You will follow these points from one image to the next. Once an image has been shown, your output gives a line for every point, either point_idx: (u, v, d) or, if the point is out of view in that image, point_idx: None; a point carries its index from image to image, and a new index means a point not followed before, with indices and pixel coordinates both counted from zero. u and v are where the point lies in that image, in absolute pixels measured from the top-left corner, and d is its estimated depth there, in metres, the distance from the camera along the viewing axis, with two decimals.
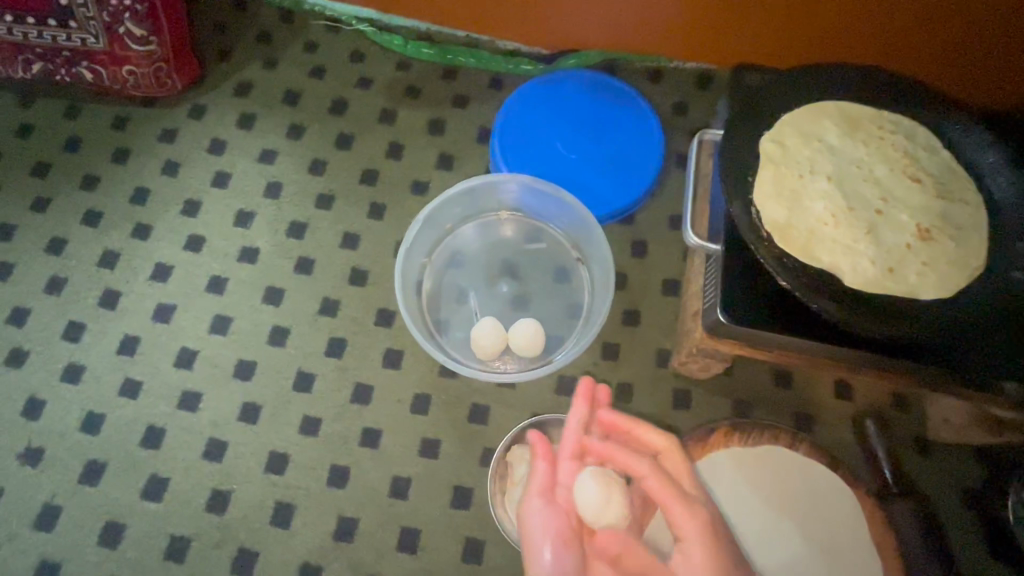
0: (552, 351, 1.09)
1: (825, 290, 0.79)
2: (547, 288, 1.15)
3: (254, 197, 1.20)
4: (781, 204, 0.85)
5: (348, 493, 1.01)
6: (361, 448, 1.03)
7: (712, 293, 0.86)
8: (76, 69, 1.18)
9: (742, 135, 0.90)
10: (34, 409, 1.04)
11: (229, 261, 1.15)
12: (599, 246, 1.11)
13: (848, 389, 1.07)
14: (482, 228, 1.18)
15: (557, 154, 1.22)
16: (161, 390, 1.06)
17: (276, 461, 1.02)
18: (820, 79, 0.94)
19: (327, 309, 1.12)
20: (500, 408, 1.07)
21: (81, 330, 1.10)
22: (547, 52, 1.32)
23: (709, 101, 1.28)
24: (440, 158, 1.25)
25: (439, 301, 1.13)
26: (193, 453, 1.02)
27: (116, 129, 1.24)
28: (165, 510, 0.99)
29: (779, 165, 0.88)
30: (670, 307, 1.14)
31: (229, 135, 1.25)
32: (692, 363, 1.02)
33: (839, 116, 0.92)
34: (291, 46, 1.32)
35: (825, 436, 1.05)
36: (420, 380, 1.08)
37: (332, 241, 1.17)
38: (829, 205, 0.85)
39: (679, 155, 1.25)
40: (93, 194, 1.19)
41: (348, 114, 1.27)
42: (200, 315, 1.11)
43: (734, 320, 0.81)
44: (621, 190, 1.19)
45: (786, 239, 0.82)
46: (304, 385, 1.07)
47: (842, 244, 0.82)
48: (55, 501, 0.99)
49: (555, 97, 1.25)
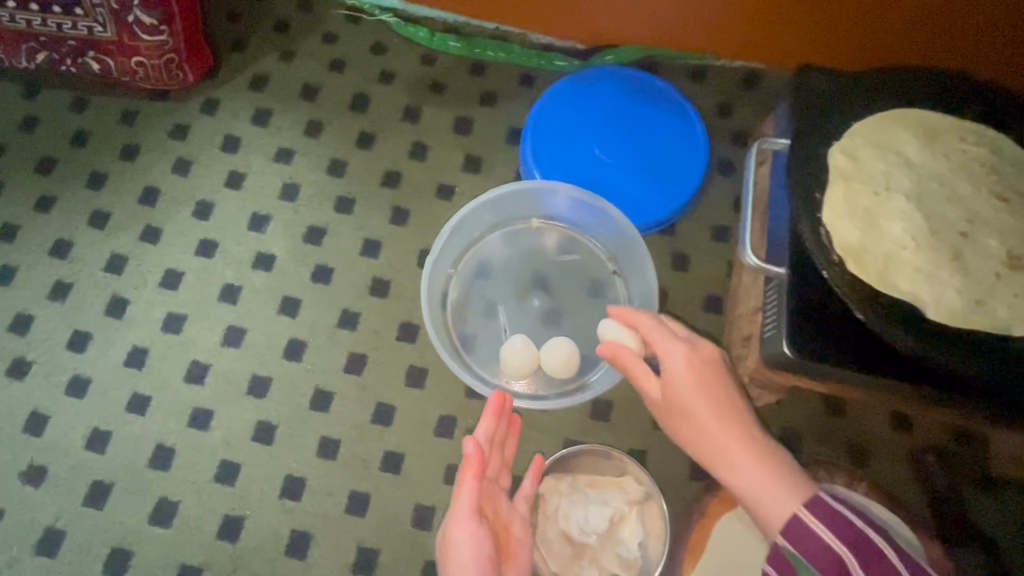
0: (586, 372, 1.02)
1: (904, 323, 0.71)
2: (581, 303, 1.07)
3: (270, 199, 1.13)
4: (855, 224, 0.76)
5: (368, 522, 0.95)
6: (382, 474, 0.97)
7: (775, 321, 0.79)
8: (83, 59, 1.11)
9: (809, 146, 0.82)
10: (38, 424, 0.99)
11: (243, 268, 1.08)
12: (639, 260, 1.03)
13: (906, 420, 0.99)
14: (511, 236, 1.10)
15: (593, 159, 1.13)
16: (170, 406, 1.00)
17: (292, 485, 0.96)
18: (896, 84, 0.85)
19: (347, 322, 1.05)
20: (530, 432, 1.00)
21: (87, 340, 1.04)
22: (582, 47, 1.22)
23: (757, 103, 1.19)
24: (467, 160, 1.17)
25: (465, 314, 1.06)
26: (204, 475, 0.96)
27: (124, 124, 1.17)
28: (175, 536, 0.93)
29: (852, 181, 0.79)
30: (712, 327, 1.07)
31: (243, 132, 1.17)
32: (741, 390, 0.94)
33: (917, 125, 0.83)
34: (309, 36, 1.24)
35: (882, 472, 0.97)
36: (445, 400, 1.01)
37: (352, 248, 1.10)
38: (907, 227, 0.77)
39: (723, 161, 1.17)
40: (99, 193, 1.13)
41: (369, 111, 1.19)
42: (211, 325, 1.05)
43: (802, 355, 0.74)
44: (662, 198, 1.10)
45: (861, 264, 0.74)
46: (321, 403, 1.00)
47: (923, 272, 0.74)
48: (59, 524, 0.94)
49: (592, 96, 1.15)
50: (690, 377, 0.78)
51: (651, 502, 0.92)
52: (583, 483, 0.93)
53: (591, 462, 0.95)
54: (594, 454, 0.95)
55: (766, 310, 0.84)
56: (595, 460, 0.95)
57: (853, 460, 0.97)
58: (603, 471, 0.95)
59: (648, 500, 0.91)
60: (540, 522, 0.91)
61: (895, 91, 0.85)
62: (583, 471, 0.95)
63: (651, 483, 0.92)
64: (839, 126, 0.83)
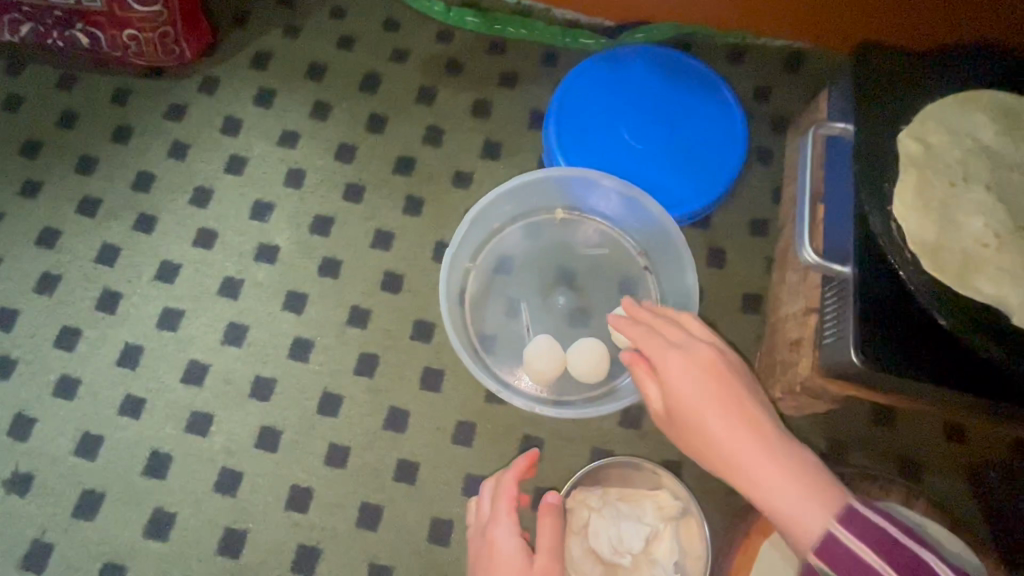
0: (616, 376, 0.94)
1: (987, 331, 0.64)
2: (609, 302, 0.99)
3: (273, 186, 1.05)
4: (931, 218, 0.68)
5: (380, 537, 0.88)
6: (395, 484, 0.90)
7: (836, 326, 0.72)
8: (70, 32, 1.02)
9: (875, 131, 0.73)
10: (23, 428, 0.91)
11: (245, 261, 1.00)
12: (675, 256, 0.95)
13: (963, 431, 0.91)
14: (533, 228, 1.02)
15: (623, 145, 1.04)
16: (167, 410, 0.93)
17: (298, 496, 0.89)
18: (969, 64, 0.77)
19: (357, 319, 0.98)
20: (555, 440, 0.93)
21: (76, 337, 0.96)
22: (610, 24, 1.13)
23: (799, 86, 1.10)
24: (486, 146, 1.08)
25: (484, 312, 0.99)
26: (203, 485, 0.89)
27: (116, 103, 1.08)
28: (172, 550, 0.86)
29: (925, 169, 0.71)
30: (751, 328, 0.99)
31: (245, 113, 1.09)
32: (788, 399, 0.86)
33: (996, 108, 0.74)
34: (315, 11, 1.15)
35: (937, 488, 0.89)
36: (463, 405, 0.94)
37: (362, 240, 1.02)
38: (988, 221, 0.68)
39: (762, 149, 1.08)
40: (90, 178, 1.04)
41: (380, 92, 1.11)
42: (211, 322, 0.97)
43: (871, 365, 0.67)
44: (698, 188, 1.02)
45: (940, 264, 0.65)
46: (330, 407, 0.93)
47: (1009, 273, 0.65)
48: (46, 537, 0.86)
49: (622, 77, 1.06)
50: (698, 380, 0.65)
51: (688, 518, 0.85)
52: (615, 496, 0.86)
53: (623, 474, 0.88)
54: (627, 465, 0.87)
55: (824, 311, 0.77)
56: (627, 472, 0.88)
57: (904, 473, 0.90)
58: (635, 483, 0.88)
59: (686, 516, 0.84)
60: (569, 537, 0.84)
61: (969, 71, 0.77)
62: (614, 484, 0.87)
63: (688, 497, 0.85)
64: (908, 109, 0.75)
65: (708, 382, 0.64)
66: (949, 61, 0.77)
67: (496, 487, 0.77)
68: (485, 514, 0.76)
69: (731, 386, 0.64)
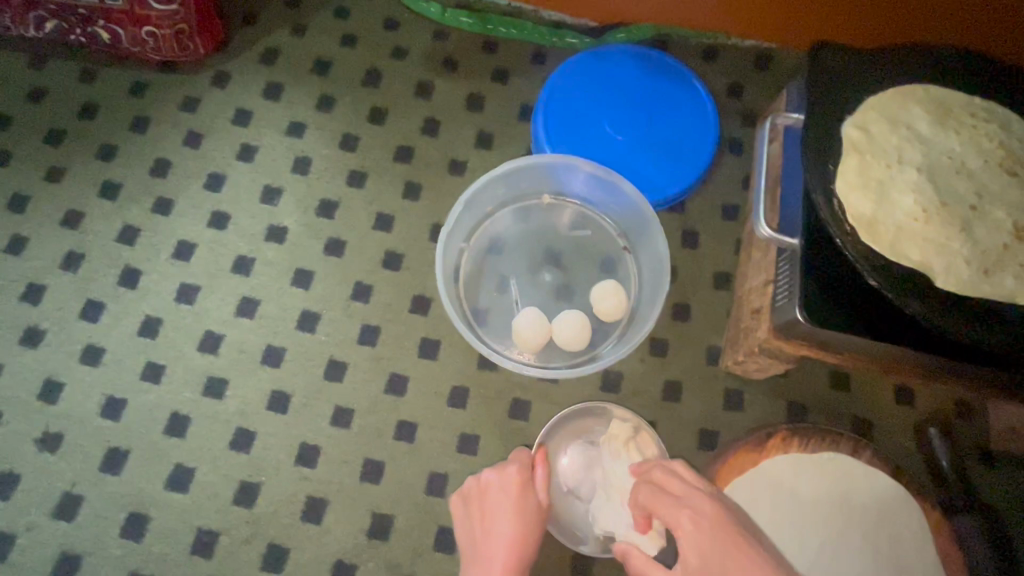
0: (597, 344, 1.03)
1: (914, 291, 0.74)
2: (592, 279, 1.08)
3: (282, 172, 1.13)
4: (867, 196, 0.78)
5: (382, 489, 0.96)
6: (396, 442, 0.98)
7: (787, 291, 0.82)
8: (93, 29, 1.10)
9: (823, 121, 0.83)
10: (52, 392, 0.99)
11: (256, 241, 1.09)
12: (652, 237, 1.04)
13: (909, 393, 1.02)
14: (523, 212, 1.11)
15: (605, 136, 1.13)
16: (185, 375, 1.01)
17: (307, 453, 0.97)
18: (907, 62, 0.86)
19: (360, 294, 1.06)
20: (542, 403, 1.02)
21: (100, 310, 1.04)
22: (594, 25, 1.23)
23: (767, 83, 1.20)
24: (480, 136, 1.17)
25: (478, 287, 1.07)
26: (220, 443, 0.97)
27: (135, 96, 1.16)
28: (191, 501, 0.95)
29: (865, 154, 0.80)
30: (721, 302, 1.08)
31: (255, 105, 1.17)
32: (750, 363, 0.96)
33: (929, 101, 0.84)
34: (321, 11, 1.23)
35: (885, 443, 1.01)
36: (458, 371, 1.02)
37: (365, 222, 1.11)
38: (919, 198, 0.78)
39: (734, 141, 1.18)
40: (111, 164, 1.12)
41: (381, 86, 1.19)
42: (225, 297, 1.05)
43: (813, 321, 0.77)
44: (674, 175, 1.11)
45: (873, 234, 0.76)
46: (335, 373, 1.02)
47: (934, 243, 0.75)
48: (76, 489, 0.95)
49: (606, 74, 1.16)
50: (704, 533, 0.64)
51: (641, 434, 0.95)
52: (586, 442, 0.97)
53: (584, 419, 0.99)
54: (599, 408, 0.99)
55: (778, 280, 0.87)
56: (586, 415, 0.99)
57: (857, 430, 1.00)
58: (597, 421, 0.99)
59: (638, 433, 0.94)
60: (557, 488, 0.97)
61: (908, 68, 0.86)
62: (579, 435, 0.98)
63: (635, 417, 0.97)
64: (853, 100, 0.84)
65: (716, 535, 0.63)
66: (891, 58, 0.86)
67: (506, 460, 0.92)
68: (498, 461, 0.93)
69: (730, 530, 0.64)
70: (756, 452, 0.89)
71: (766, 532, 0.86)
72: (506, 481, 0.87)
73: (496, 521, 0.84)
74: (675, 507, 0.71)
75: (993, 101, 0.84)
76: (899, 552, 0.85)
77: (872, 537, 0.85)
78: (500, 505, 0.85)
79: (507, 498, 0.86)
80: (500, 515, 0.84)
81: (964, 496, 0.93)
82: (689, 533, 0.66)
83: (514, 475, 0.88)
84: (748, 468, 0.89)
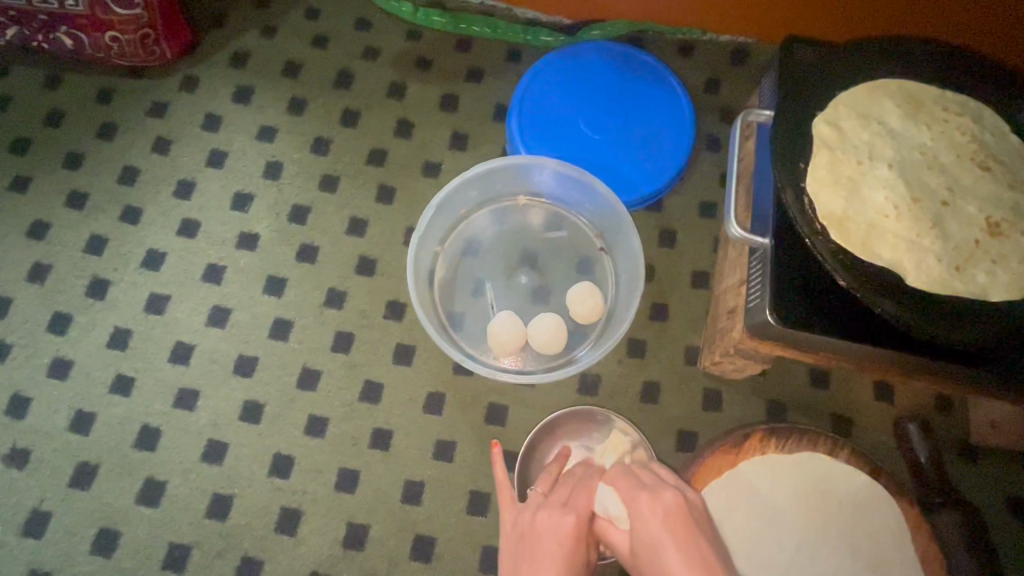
0: (574, 347, 1.02)
1: (884, 290, 0.73)
2: (570, 280, 1.07)
3: (252, 177, 1.11)
4: (838, 193, 0.77)
5: (358, 499, 0.95)
6: (371, 450, 0.97)
7: (759, 292, 0.82)
8: (55, 35, 1.07)
9: (794, 117, 0.82)
10: (20, 407, 0.97)
11: (227, 249, 1.07)
12: (626, 236, 1.02)
13: (889, 390, 1.02)
14: (498, 215, 1.10)
15: (581, 135, 1.12)
16: (155, 387, 0.99)
17: (281, 463, 0.96)
18: (878, 55, 0.85)
19: (334, 300, 1.05)
20: (519, 407, 1.01)
21: (67, 322, 1.02)
22: (568, 22, 1.21)
23: (744, 78, 1.19)
24: (454, 138, 1.16)
25: (453, 292, 1.06)
26: (192, 455, 0.96)
27: (101, 102, 1.14)
28: (163, 515, 0.93)
29: (836, 150, 0.79)
30: (699, 301, 1.07)
31: (224, 110, 1.15)
32: (727, 362, 0.95)
33: (901, 95, 0.83)
34: (291, 13, 1.21)
35: (864, 441, 1.00)
36: (434, 377, 1.01)
37: (338, 227, 1.09)
38: (890, 194, 0.77)
39: (711, 137, 1.16)
40: (78, 173, 1.10)
41: (353, 87, 1.18)
42: (195, 306, 1.04)
43: (782, 322, 0.77)
44: (650, 173, 1.09)
45: (843, 233, 0.75)
46: (309, 382, 1.00)
47: (905, 239, 0.74)
48: (45, 505, 0.93)
49: (581, 72, 1.14)
50: (664, 524, 0.67)
51: (640, 451, 0.93)
52: (581, 445, 0.97)
53: (580, 428, 0.98)
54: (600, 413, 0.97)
55: (751, 280, 0.86)
56: (581, 423, 0.98)
57: (835, 428, 1.00)
58: (594, 432, 0.98)
59: (636, 451, 0.93)
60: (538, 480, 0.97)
61: (880, 62, 0.85)
62: (575, 435, 0.98)
63: (638, 434, 0.94)
64: (825, 96, 0.83)
65: (675, 529, 0.66)
66: (864, 52, 0.85)
67: (564, 500, 0.80)
68: (558, 499, 0.80)
69: (688, 524, 0.68)
70: (734, 454, 0.88)
71: (744, 532, 0.85)
72: (562, 531, 0.74)
73: (543, 564, 0.71)
74: (642, 495, 0.73)
75: (966, 94, 0.83)
76: (876, 550, 0.84)
77: (848, 537, 0.85)
78: (549, 547, 0.72)
79: (558, 542, 0.73)
80: (547, 560, 0.71)
81: (943, 493, 0.93)
82: (647, 515, 0.69)
83: (570, 527, 0.75)
84: (726, 470, 0.87)
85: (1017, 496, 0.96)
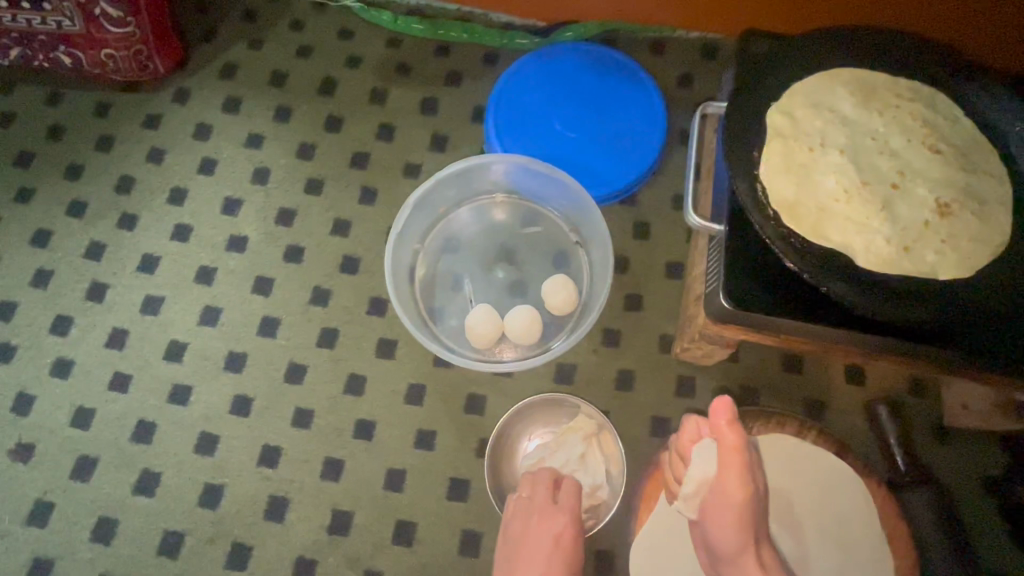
0: (550, 338, 1.05)
1: (834, 271, 0.75)
2: (546, 274, 1.10)
3: (241, 183, 1.16)
4: (790, 179, 0.79)
5: (342, 486, 0.99)
6: (355, 440, 1.01)
7: (716, 278, 0.84)
8: (55, 54, 1.13)
9: (749, 109, 0.84)
10: (24, 405, 1.03)
11: (218, 251, 1.12)
12: (598, 228, 1.05)
13: (861, 373, 1.04)
14: (477, 212, 1.14)
15: (554, 132, 1.15)
16: (150, 383, 1.04)
17: (269, 454, 1.00)
18: (832, 46, 0.88)
19: (319, 298, 1.09)
20: (496, 396, 1.04)
21: (69, 324, 1.08)
22: (543, 24, 1.25)
23: (715, 73, 1.22)
24: (434, 139, 1.20)
25: (434, 288, 1.10)
26: (185, 447, 1.01)
27: (100, 116, 1.20)
28: (158, 504, 0.98)
29: (789, 139, 0.82)
30: (672, 290, 1.10)
31: (215, 119, 1.20)
32: (696, 348, 0.98)
33: (854, 83, 0.85)
34: (278, 25, 1.27)
35: (837, 423, 1.02)
36: (416, 369, 1.05)
37: (322, 227, 1.14)
38: (841, 179, 0.80)
39: (684, 131, 1.19)
40: (78, 183, 1.16)
41: (336, 94, 1.22)
42: (188, 306, 1.09)
43: (737, 306, 0.80)
44: (622, 167, 1.13)
45: (794, 217, 0.77)
46: (295, 376, 1.05)
47: (855, 222, 0.77)
48: (48, 496, 0.99)
49: (554, 71, 1.18)
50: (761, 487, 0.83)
51: (604, 431, 0.99)
52: (551, 430, 1.02)
53: (548, 413, 1.02)
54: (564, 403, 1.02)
55: (712, 267, 0.89)
56: (550, 409, 1.02)
57: (809, 411, 1.02)
58: (561, 417, 1.02)
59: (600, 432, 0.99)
60: (507, 466, 1.00)
61: (833, 51, 0.88)
62: (544, 421, 1.02)
63: (601, 416, 1.00)
64: (780, 88, 0.86)
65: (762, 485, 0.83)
66: (819, 43, 0.88)
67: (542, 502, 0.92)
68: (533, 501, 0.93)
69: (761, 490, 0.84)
70: None
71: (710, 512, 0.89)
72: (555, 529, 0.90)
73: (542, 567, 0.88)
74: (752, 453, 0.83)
75: (921, 82, 0.85)
76: (843, 529, 0.86)
77: (816, 518, 0.87)
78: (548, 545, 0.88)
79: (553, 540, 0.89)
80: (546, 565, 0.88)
81: (915, 475, 0.95)
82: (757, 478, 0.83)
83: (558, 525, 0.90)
84: None
85: (991, 474, 0.98)
